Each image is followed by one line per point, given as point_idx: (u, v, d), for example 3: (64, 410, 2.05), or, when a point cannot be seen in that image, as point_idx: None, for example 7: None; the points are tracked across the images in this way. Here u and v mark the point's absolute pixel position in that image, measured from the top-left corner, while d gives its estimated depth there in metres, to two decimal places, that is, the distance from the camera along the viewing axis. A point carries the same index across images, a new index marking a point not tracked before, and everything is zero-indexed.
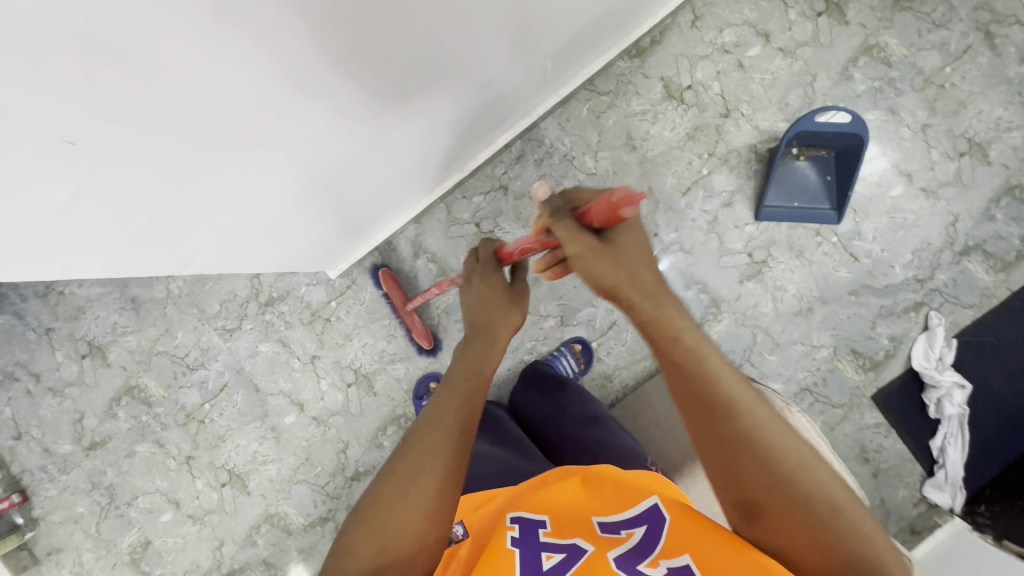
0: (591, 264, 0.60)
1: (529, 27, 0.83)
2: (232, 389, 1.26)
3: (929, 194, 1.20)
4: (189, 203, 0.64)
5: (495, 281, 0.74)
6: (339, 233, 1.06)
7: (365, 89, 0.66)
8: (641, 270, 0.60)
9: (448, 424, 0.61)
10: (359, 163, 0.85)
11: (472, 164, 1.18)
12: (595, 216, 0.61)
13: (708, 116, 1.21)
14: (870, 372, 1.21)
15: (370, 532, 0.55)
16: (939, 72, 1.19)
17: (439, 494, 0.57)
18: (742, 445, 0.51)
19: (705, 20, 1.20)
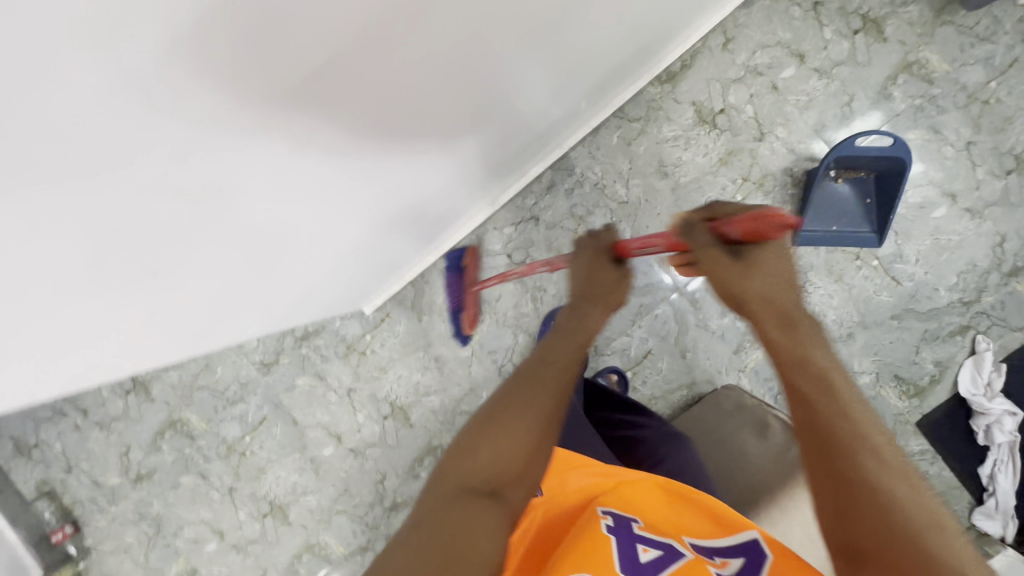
0: (723, 271, 0.57)
1: (558, 75, 0.82)
2: (272, 422, 1.28)
3: (974, 214, 1.17)
4: (252, 279, 0.71)
5: (594, 263, 0.76)
6: (376, 277, 1.10)
7: (407, 157, 0.71)
8: (786, 289, 0.57)
9: (557, 360, 0.70)
10: (391, 218, 0.86)
11: (502, 198, 1.18)
12: (737, 226, 0.55)
13: (741, 140, 1.19)
14: (915, 399, 1.19)
15: (484, 449, 0.63)
16: (984, 87, 1.15)
17: (545, 420, 0.66)
18: (847, 449, 0.51)
19: (736, 42, 1.18)
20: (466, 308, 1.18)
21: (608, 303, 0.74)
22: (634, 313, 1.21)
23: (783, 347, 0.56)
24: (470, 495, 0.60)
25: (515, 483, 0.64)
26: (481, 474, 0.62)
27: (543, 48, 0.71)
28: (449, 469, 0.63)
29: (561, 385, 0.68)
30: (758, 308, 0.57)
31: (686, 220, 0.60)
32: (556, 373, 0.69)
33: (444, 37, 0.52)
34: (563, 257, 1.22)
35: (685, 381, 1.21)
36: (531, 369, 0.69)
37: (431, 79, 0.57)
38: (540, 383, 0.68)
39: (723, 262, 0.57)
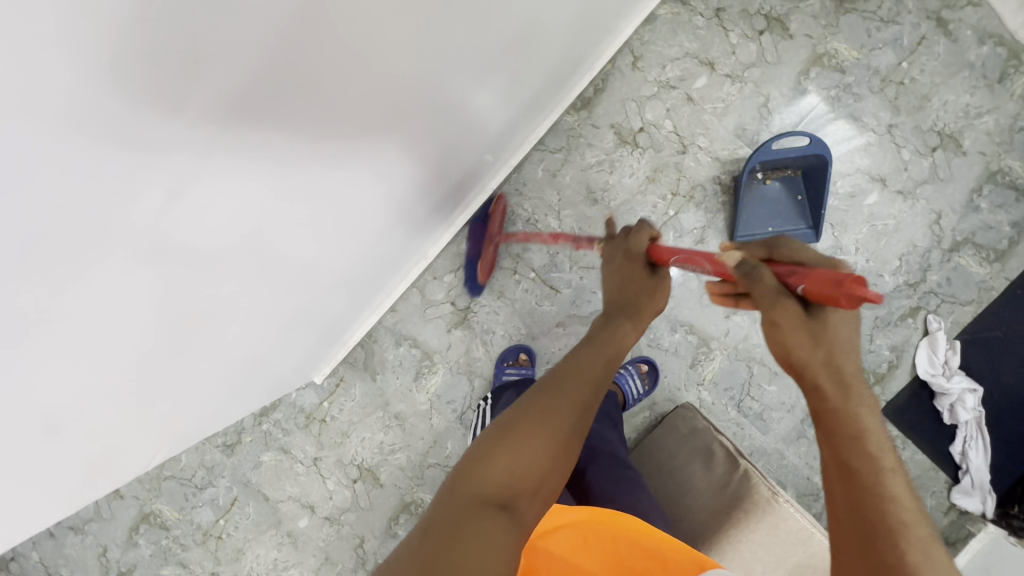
0: (790, 332, 0.52)
1: (466, 114, 0.85)
2: (243, 502, 1.27)
3: (906, 195, 1.16)
4: (211, 326, 0.66)
5: (636, 266, 0.78)
6: (321, 339, 1.08)
7: (360, 186, 0.73)
8: (842, 355, 0.52)
9: (579, 389, 0.64)
10: (335, 259, 0.84)
11: (432, 251, 1.18)
12: (806, 284, 0.52)
13: (665, 156, 1.18)
14: (876, 387, 1.18)
15: (501, 458, 0.55)
16: (896, 69, 1.15)
17: (558, 451, 0.58)
18: (887, 539, 0.45)
19: (645, 59, 1.17)
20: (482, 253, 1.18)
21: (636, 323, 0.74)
22: None
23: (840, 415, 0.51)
24: (486, 502, 0.51)
25: (531, 493, 0.55)
26: (495, 486, 0.53)
27: (440, 99, 0.73)
28: (460, 481, 0.53)
29: (580, 400, 0.63)
30: (815, 373, 0.52)
31: (750, 263, 0.56)
32: (574, 395, 0.63)
33: (358, 91, 0.54)
34: (507, 297, 1.21)
35: (646, 403, 1.20)
36: (553, 385, 0.64)
37: (346, 130, 0.58)
38: (563, 397, 0.62)
39: (794, 319, 0.52)
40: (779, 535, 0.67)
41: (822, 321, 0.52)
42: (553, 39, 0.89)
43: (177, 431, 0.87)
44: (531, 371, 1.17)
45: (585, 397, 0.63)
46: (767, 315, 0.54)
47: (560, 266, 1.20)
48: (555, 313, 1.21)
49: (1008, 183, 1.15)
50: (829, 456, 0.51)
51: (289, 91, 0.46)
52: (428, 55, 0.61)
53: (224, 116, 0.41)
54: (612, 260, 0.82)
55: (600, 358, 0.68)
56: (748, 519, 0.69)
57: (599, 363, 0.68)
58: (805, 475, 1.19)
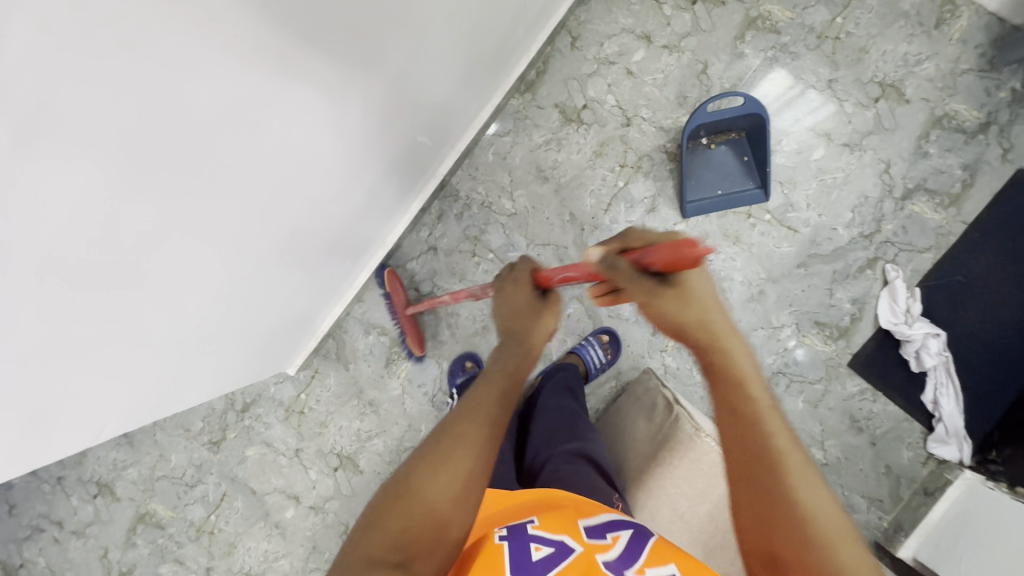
0: (664, 304, 0.58)
1: (396, 83, 0.86)
2: (231, 496, 1.32)
3: (853, 148, 1.17)
4: (185, 279, 0.70)
5: (522, 290, 0.76)
6: (292, 321, 1.12)
7: (319, 129, 0.76)
8: (709, 310, 0.59)
9: (477, 424, 0.60)
10: (281, 234, 0.86)
11: (389, 239, 1.22)
12: (656, 259, 0.56)
13: (610, 130, 1.21)
14: (840, 341, 1.18)
15: (392, 519, 0.54)
16: (831, 25, 1.16)
17: (457, 496, 0.56)
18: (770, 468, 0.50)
19: (583, 39, 1.21)
20: (407, 330, 1.21)
21: (540, 333, 0.74)
22: None
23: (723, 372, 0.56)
24: (372, 567, 0.51)
25: (428, 550, 0.53)
26: (381, 549, 0.52)
27: (358, 63, 0.74)
28: (353, 550, 0.53)
29: (480, 439, 0.59)
30: (691, 332, 0.59)
31: (608, 256, 0.59)
32: (473, 429, 0.60)
33: (279, 48, 0.59)
34: (468, 279, 1.24)
35: (611, 372, 1.21)
36: (453, 429, 0.60)
37: (273, 86, 0.62)
38: (470, 421, 0.60)
39: (653, 295, 0.58)
40: (703, 468, 0.71)
41: (678, 283, 0.58)
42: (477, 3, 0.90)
43: (142, 413, 0.88)
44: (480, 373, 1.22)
45: (490, 423, 0.61)
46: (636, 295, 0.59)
47: (517, 246, 1.23)
48: None
49: (956, 126, 1.15)
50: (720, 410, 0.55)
51: (167, 38, 0.45)
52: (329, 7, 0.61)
53: (91, 46, 0.39)
54: (500, 289, 0.78)
55: (499, 386, 0.65)
56: (674, 456, 0.73)
57: (496, 392, 0.64)
58: None
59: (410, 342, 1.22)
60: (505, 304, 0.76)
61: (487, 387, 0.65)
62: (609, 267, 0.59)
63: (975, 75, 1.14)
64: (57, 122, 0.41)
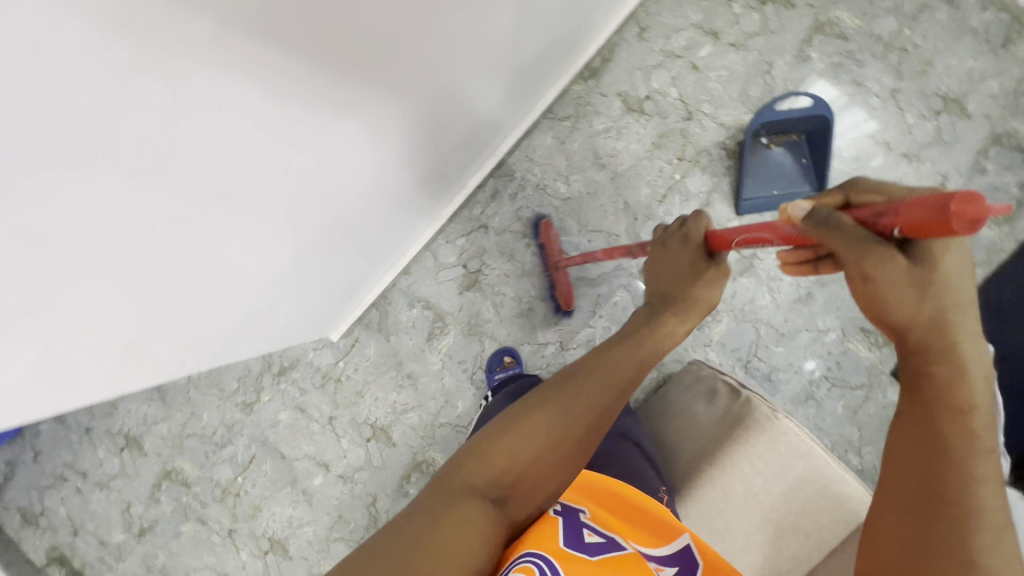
0: (886, 285, 0.44)
1: (484, 52, 0.86)
2: (260, 460, 1.31)
3: (912, 158, 1.18)
4: (256, 227, 0.71)
5: (680, 253, 0.69)
6: (341, 284, 1.12)
7: (410, 91, 0.76)
8: (959, 308, 0.45)
9: (597, 393, 0.59)
10: (349, 195, 0.87)
11: (443, 215, 1.23)
12: (901, 220, 0.42)
13: (671, 122, 1.22)
14: (885, 349, 1.18)
15: (499, 452, 0.55)
16: (899, 35, 1.17)
17: (562, 453, 0.57)
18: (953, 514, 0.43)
19: (651, 30, 1.22)
20: (560, 284, 1.22)
21: (701, 305, 0.66)
22: (593, 304, 1.23)
23: (940, 388, 0.45)
24: (473, 498, 0.52)
25: (526, 494, 0.55)
26: (482, 479, 0.54)
27: (426, 51, 0.72)
28: (456, 470, 0.55)
29: (599, 406, 0.59)
30: (920, 329, 0.46)
31: (820, 211, 0.47)
32: (592, 398, 0.59)
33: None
34: (516, 260, 1.25)
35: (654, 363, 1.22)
36: (576, 386, 0.60)
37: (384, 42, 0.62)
38: (580, 398, 0.59)
39: (886, 273, 0.44)
40: (779, 448, 0.72)
41: (933, 267, 0.44)
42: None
43: (202, 361, 0.97)
44: (519, 369, 1.21)
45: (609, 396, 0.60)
46: (853, 268, 0.46)
47: (568, 230, 1.24)
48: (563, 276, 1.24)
49: (1015, 145, 1.16)
50: (910, 411, 0.47)
51: None
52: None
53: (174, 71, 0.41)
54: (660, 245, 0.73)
55: (631, 357, 0.62)
56: (749, 436, 0.73)
57: (630, 360, 0.62)
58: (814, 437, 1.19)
59: (560, 296, 1.23)
60: (661, 264, 0.71)
61: (619, 352, 0.63)
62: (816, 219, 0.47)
63: None
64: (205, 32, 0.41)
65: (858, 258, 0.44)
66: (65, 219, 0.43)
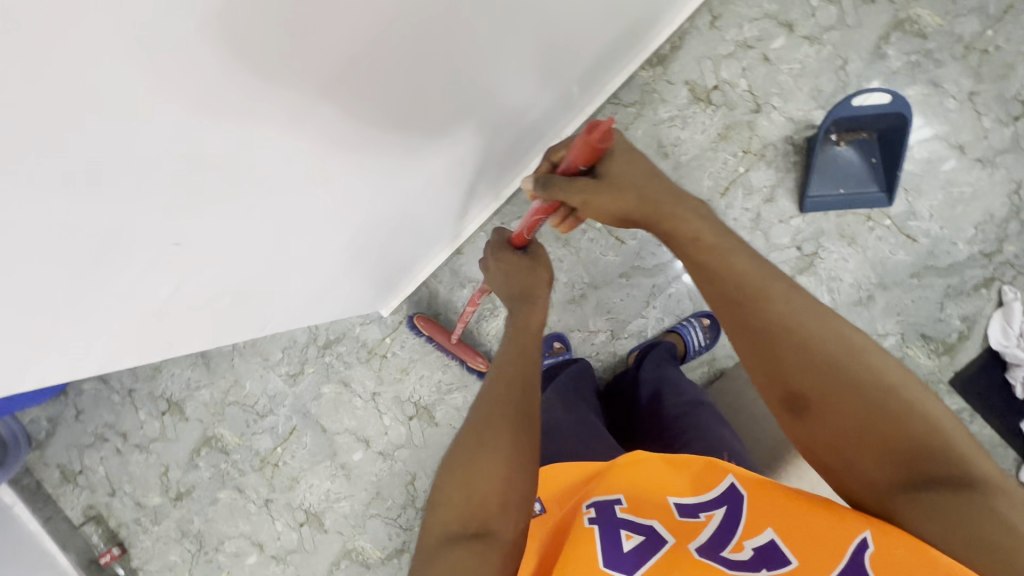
0: (607, 203, 0.60)
1: (571, 25, 0.85)
2: (300, 432, 1.31)
3: (986, 164, 1.15)
4: (320, 216, 0.72)
5: (507, 253, 0.82)
6: (391, 264, 1.12)
7: (497, 64, 0.76)
8: (660, 189, 0.59)
9: (506, 392, 0.67)
10: (411, 182, 0.87)
11: (467, 227, 1.23)
12: (574, 157, 0.60)
13: (738, 114, 1.19)
14: (945, 357, 1.16)
15: (457, 489, 0.60)
16: (980, 36, 1.14)
17: (511, 450, 0.62)
18: (793, 344, 0.53)
19: (724, 19, 1.19)
20: (465, 355, 1.22)
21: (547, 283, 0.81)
22: (647, 294, 1.22)
23: (721, 261, 0.57)
24: (459, 537, 0.57)
25: (497, 509, 0.59)
26: (459, 516, 0.59)
27: (475, 55, 0.69)
28: (433, 521, 0.60)
29: (512, 398, 0.67)
30: (658, 221, 0.60)
31: (542, 178, 0.62)
32: (505, 405, 0.66)
33: None
34: (572, 245, 1.23)
35: (707, 357, 1.20)
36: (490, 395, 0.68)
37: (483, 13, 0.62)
38: (493, 399, 0.67)
39: (598, 194, 0.59)
40: None
41: (607, 178, 0.59)
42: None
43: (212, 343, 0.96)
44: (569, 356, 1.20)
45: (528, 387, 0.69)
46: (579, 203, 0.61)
47: None
48: (618, 264, 1.22)
49: None
50: (726, 308, 0.57)
51: None
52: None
53: (231, 78, 0.39)
54: (489, 265, 0.86)
55: (526, 355, 0.73)
56: None
57: (527, 358, 0.73)
58: None
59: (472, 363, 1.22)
60: (509, 273, 0.82)
61: (516, 352, 0.73)
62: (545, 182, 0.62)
63: None
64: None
65: (575, 192, 0.60)
66: (102, 217, 0.41)
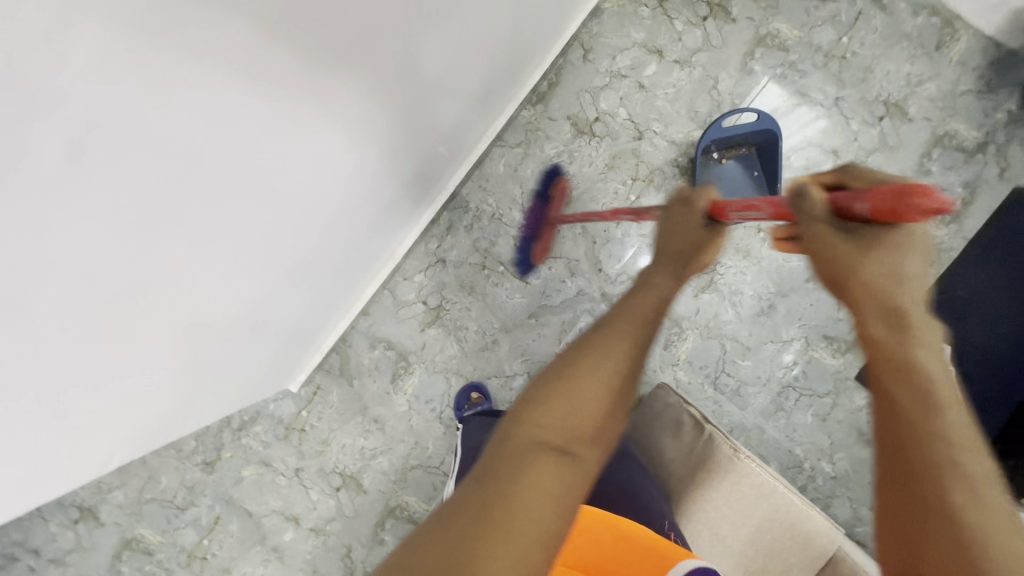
0: (832, 254, 0.58)
1: (432, 92, 0.85)
2: (226, 519, 1.25)
3: (859, 165, 1.19)
4: (251, 257, 0.69)
5: (693, 216, 0.74)
6: (307, 332, 1.08)
7: (365, 138, 0.76)
8: (913, 277, 0.57)
9: (623, 342, 0.65)
10: (330, 221, 0.84)
11: (379, 274, 1.19)
12: (869, 202, 0.52)
13: (622, 143, 1.21)
14: (848, 354, 1.19)
15: (557, 400, 0.58)
16: (837, 44, 1.19)
17: (615, 385, 0.61)
18: (925, 415, 0.51)
19: (595, 51, 1.21)
20: (544, 240, 1.16)
21: (683, 264, 0.76)
22: (558, 332, 1.21)
23: (869, 288, 0.57)
24: (542, 448, 0.53)
25: (589, 440, 0.57)
26: (549, 432, 0.55)
27: (371, 95, 0.69)
28: (513, 428, 0.56)
29: (626, 348, 0.65)
30: (846, 283, 0.58)
31: (803, 186, 0.58)
32: (620, 338, 0.65)
33: (337, 64, 0.59)
34: (478, 293, 1.22)
35: None
36: (607, 329, 0.67)
37: (329, 101, 0.63)
38: (611, 342, 0.65)
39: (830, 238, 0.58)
40: (743, 490, 0.73)
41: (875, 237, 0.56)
42: (472, 27, 0.80)
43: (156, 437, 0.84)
44: (486, 405, 1.19)
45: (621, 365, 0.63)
46: (807, 241, 0.60)
47: None
48: (526, 306, 1.22)
49: (956, 145, 1.18)
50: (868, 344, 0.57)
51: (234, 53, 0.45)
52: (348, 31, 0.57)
53: (50, 181, 0.36)
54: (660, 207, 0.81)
55: (636, 315, 0.69)
56: (712, 479, 0.75)
57: (637, 317, 0.69)
58: (786, 448, 1.19)
59: (539, 251, 1.17)
60: (665, 221, 0.78)
61: (626, 308, 0.71)
62: (799, 198, 0.59)
63: (974, 96, 1.18)
64: (122, 111, 0.38)
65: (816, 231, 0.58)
66: None
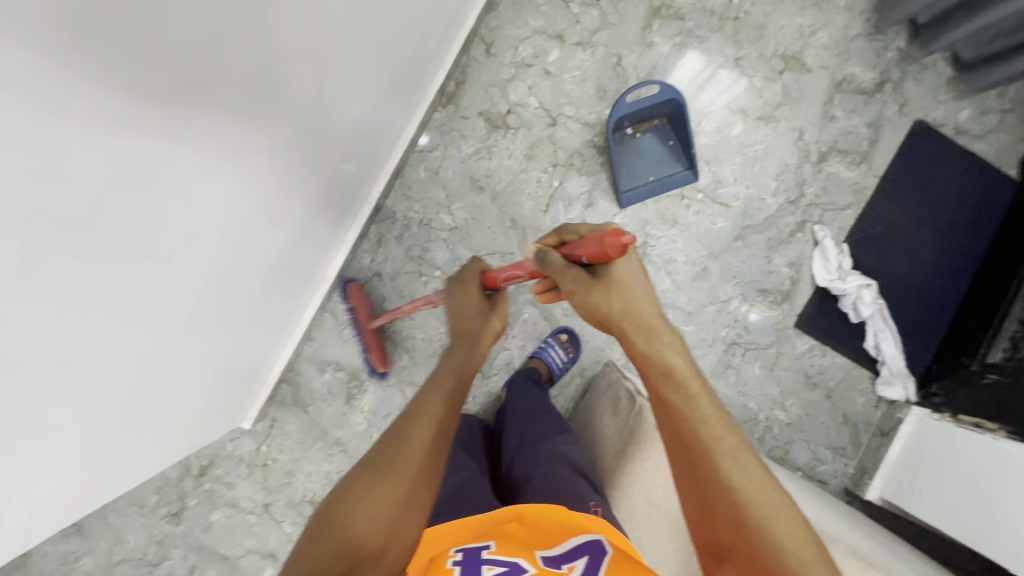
0: (591, 299, 0.63)
1: (328, 109, 0.85)
2: (201, 568, 1.22)
3: (768, 120, 1.22)
4: (162, 299, 0.68)
5: (471, 291, 0.77)
6: (247, 366, 1.06)
7: (262, 163, 0.76)
8: (645, 307, 0.64)
9: (427, 426, 0.61)
10: (243, 250, 0.83)
11: (314, 297, 1.18)
12: (584, 253, 0.61)
13: (537, 131, 1.22)
14: (785, 304, 1.23)
15: (350, 514, 0.53)
16: (729, 6, 1.22)
17: (417, 481, 0.57)
18: (710, 461, 0.55)
19: (497, 45, 1.21)
20: (369, 344, 1.18)
21: (483, 333, 0.75)
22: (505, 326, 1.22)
23: (643, 347, 0.62)
24: None
25: (376, 556, 0.52)
26: (336, 557, 0.51)
27: (260, 121, 0.70)
28: (295, 562, 0.51)
29: (432, 432, 0.61)
30: (631, 331, 0.63)
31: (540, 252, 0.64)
32: (428, 413, 0.62)
33: (220, 100, 0.60)
34: None
35: (576, 369, 1.22)
36: (409, 415, 0.62)
37: (219, 136, 0.63)
38: (415, 426, 0.60)
39: (585, 287, 0.62)
40: None
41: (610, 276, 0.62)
42: (355, 39, 0.81)
43: (73, 507, 0.78)
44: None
45: (437, 423, 0.62)
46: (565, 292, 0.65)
47: (462, 259, 1.22)
48: None
49: (855, 88, 1.22)
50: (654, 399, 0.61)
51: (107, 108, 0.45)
52: (189, 66, 0.52)
53: None
54: (449, 288, 0.79)
55: (449, 382, 0.66)
56: (642, 450, 0.77)
57: (450, 381, 0.67)
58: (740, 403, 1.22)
59: (372, 357, 1.19)
60: (452, 304, 0.77)
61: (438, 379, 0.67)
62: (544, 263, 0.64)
63: (864, 38, 1.22)
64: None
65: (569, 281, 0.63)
66: None
